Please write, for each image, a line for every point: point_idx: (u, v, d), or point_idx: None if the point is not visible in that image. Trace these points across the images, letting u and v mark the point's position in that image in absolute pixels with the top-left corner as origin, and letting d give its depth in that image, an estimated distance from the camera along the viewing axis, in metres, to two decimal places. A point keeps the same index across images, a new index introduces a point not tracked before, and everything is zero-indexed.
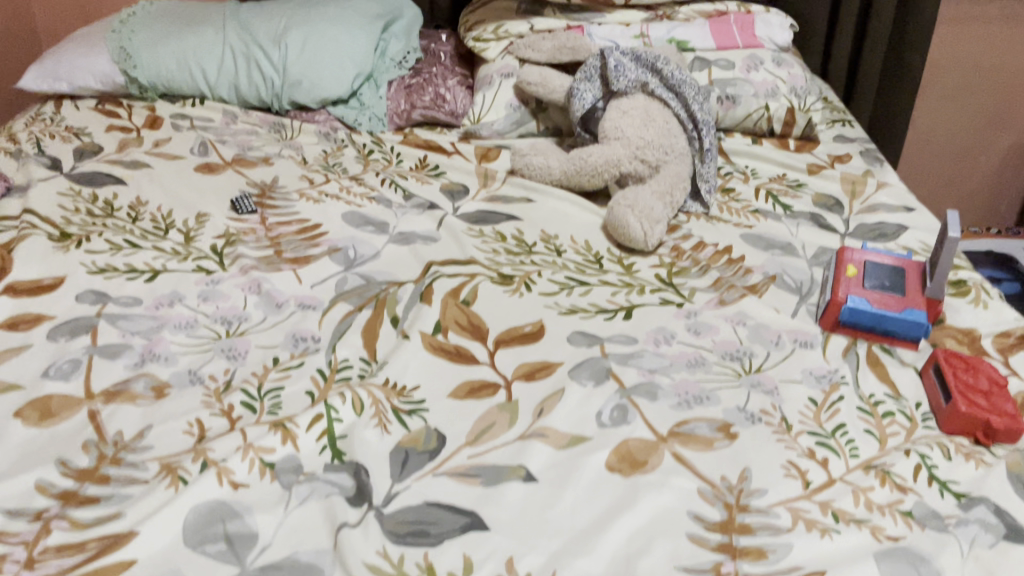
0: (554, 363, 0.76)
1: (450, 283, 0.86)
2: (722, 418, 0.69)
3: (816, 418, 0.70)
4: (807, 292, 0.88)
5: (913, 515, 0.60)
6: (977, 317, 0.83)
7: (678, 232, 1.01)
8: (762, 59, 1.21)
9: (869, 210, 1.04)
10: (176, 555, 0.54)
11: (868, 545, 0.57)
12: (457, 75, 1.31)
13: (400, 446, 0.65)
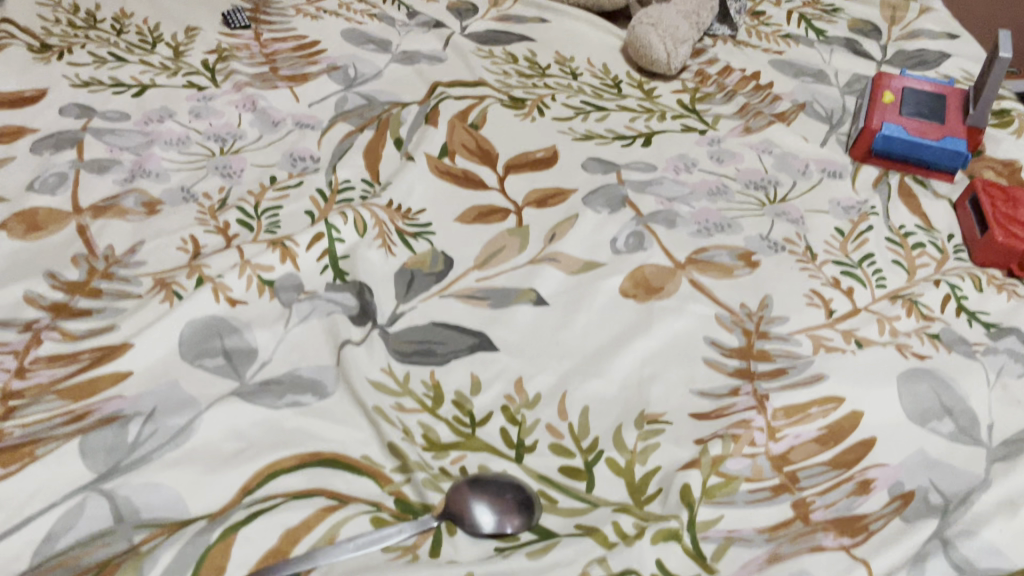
0: (568, 189, 0.71)
1: (457, 105, 0.81)
2: (743, 246, 0.66)
3: (842, 248, 0.66)
4: (838, 122, 0.83)
5: (941, 339, 0.58)
6: (1018, 150, 0.78)
7: (703, 57, 0.93)
8: None
9: (909, 37, 0.96)
10: (173, 367, 0.52)
11: (894, 367, 0.55)
12: None
13: (404, 267, 0.62)
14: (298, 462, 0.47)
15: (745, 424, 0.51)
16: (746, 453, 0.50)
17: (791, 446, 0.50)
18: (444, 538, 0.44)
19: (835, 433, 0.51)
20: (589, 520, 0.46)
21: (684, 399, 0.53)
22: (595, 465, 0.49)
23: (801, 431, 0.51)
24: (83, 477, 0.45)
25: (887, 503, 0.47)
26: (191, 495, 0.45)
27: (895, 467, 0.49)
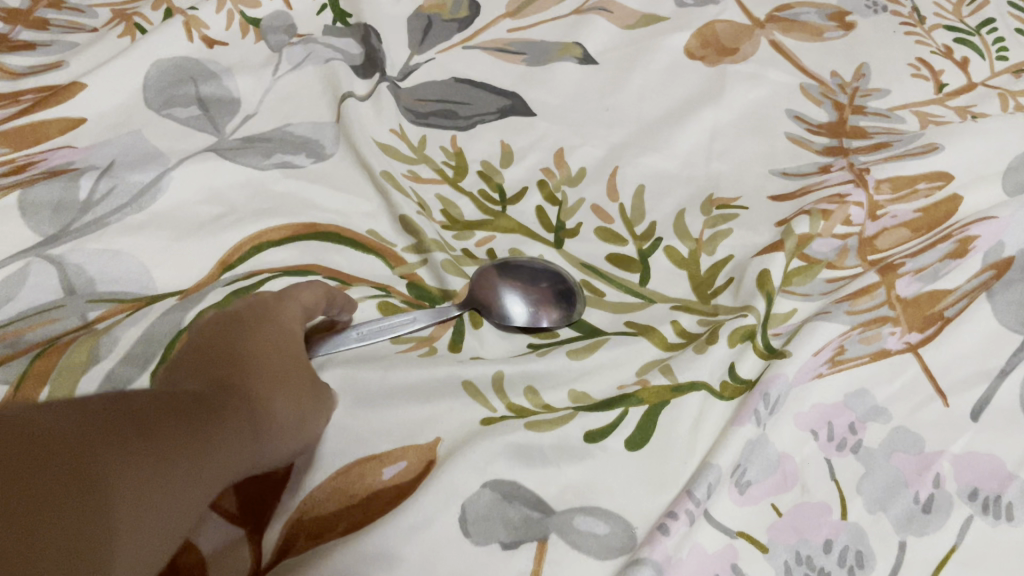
0: None
1: None
2: (836, 5, 0.54)
3: (955, 12, 0.54)
4: None
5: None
6: None
7: None
8: None
9: None
10: (136, 114, 0.42)
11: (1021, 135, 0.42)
12: None
13: (419, 11, 0.51)
14: (292, 233, 0.39)
15: (840, 196, 0.41)
16: (837, 234, 0.41)
17: (882, 231, 0.41)
18: (467, 331, 0.37)
19: (932, 215, 0.41)
20: (641, 319, 0.38)
21: (762, 178, 0.44)
22: (651, 256, 0.40)
23: (900, 210, 0.41)
24: (23, 238, 0.36)
25: (977, 274, 0.38)
26: (158, 266, 0.37)
27: (1004, 221, 0.39)
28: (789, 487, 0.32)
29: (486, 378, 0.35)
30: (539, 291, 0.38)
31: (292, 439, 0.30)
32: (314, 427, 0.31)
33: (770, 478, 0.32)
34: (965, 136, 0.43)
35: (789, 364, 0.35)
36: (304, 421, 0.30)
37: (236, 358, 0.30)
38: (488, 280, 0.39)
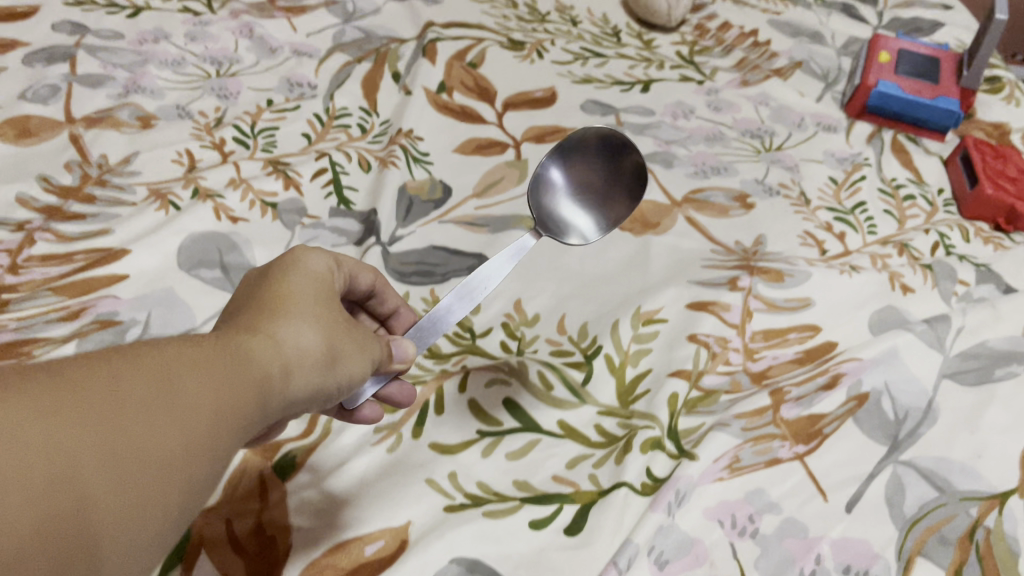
0: (567, 129, 0.71)
1: (456, 45, 0.80)
2: (738, 189, 0.66)
3: (835, 196, 0.67)
4: (835, 81, 0.83)
5: (931, 268, 0.59)
6: (1009, 113, 0.79)
7: (702, 12, 0.94)
8: None
9: (905, 6, 0.97)
10: (169, 274, 0.51)
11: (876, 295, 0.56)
12: None
13: (404, 191, 0.62)
14: None
15: (723, 342, 0.51)
16: (722, 370, 0.50)
17: (768, 366, 0.51)
18: (429, 416, 0.45)
19: (809, 356, 0.52)
20: (570, 419, 0.46)
21: (677, 300, 0.53)
22: (594, 358, 0.50)
23: (775, 353, 0.52)
24: None
25: (844, 402, 0.48)
26: None
27: (865, 363, 0.50)
28: (700, 564, 0.40)
29: (442, 476, 0.42)
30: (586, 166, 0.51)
31: (322, 369, 0.32)
32: (336, 374, 0.33)
33: (684, 557, 0.40)
34: (828, 308, 0.55)
35: (694, 465, 0.43)
36: (329, 368, 0.33)
37: (262, 311, 0.32)
38: (553, 204, 0.50)
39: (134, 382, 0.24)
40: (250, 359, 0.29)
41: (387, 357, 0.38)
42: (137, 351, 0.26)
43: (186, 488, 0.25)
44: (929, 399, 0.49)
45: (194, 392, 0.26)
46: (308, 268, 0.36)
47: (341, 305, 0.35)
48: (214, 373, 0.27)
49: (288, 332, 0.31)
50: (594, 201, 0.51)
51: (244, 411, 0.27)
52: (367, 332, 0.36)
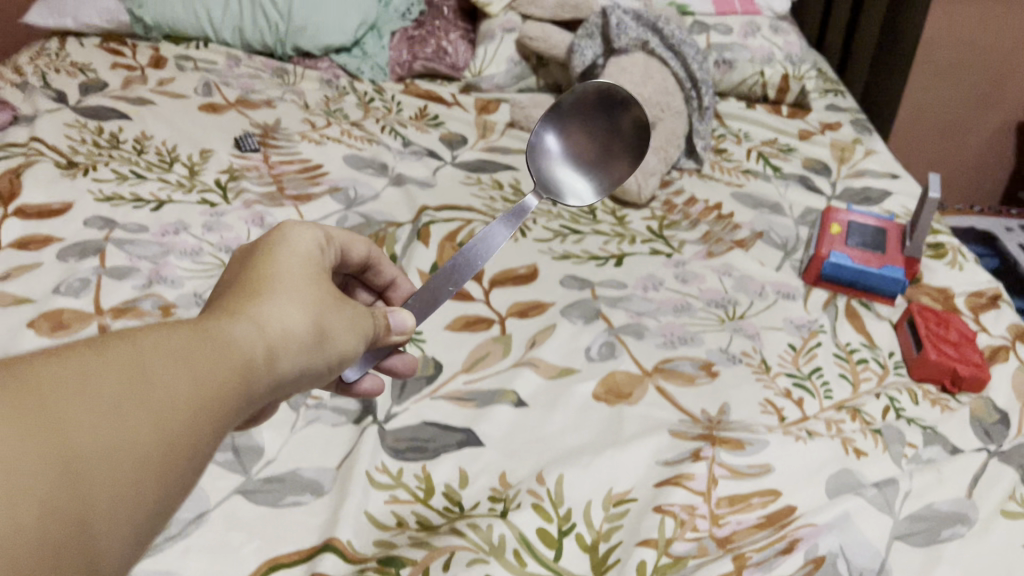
0: (547, 303, 0.78)
1: (447, 227, 0.89)
2: (704, 358, 0.72)
3: (793, 362, 0.73)
4: (792, 249, 0.92)
5: (880, 433, 0.65)
6: (953, 277, 0.87)
7: (670, 188, 1.04)
8: (759, 26, 1.27)
9: (856, 176, 1.07)
10: None
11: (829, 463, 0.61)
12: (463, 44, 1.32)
13: None
14: (297, 556, 0.51)
15: (689, 511, 0.56)
16: (690, 537, 0.55)
17: (732, 531, 0.56)
18: None
19: (771, 520, 0.56)
20: None
21: (647, 476, 0.59)
22: (566, 537, 0.54)
23: (738, 519, 0.56)
24: None
25: (802, 565, 0.52)
26: None
27: (821, 527, 0.55)
28: None
29: None
30: (587, 132, 0.64)
31: (306, 346, 0.37)
32: (322, 352, 0.38)
33: None
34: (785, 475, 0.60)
35: None
36: (315, 343, 0.37)
37: (244, 299, 0.36)
38: (556, 172, 0.63)
39: (119, 374, 0.28)
40: (231, 346, 0.33)
41: (385, 329, 0.44)
42: (120, 341, 0.29)
43: (181, 462, 0.29)
44: (882, 561, 0.54)
45: (176, 377, 0.30)
46: (294, 251, 0.41)
47: (326, 284, 0.40)
48: (195, 361, 0.31)
49: (269, 318, 0.36)
50: (596, 163, 0.64)
51: (229, 392, 0.32)
52: (352, 308, 0.41)
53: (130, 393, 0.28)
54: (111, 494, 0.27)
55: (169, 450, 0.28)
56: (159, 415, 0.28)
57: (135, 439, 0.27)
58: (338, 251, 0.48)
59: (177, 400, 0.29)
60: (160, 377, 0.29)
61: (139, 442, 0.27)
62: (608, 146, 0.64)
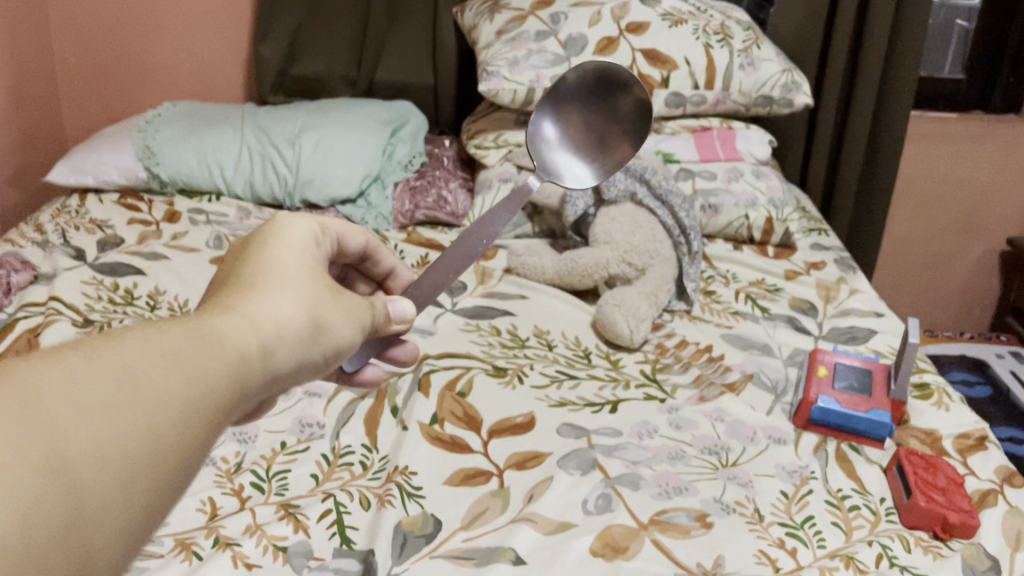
0: (544, 453, 0.81)
1: (446, 376, 0.91)
2: (698, 508, 0.74)
3: (786, 510, 0.75)
4: (782, 391, 0.94)
5: None
6: (940, 418, 0.89)
7: (662, 330, 1.08)
8: (742, 171, 1.34)
9: (842, 314, 1.11)
10: None
11: None
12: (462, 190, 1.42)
13: (399, 527, 0.69)
14: None
15: None
16: None
17: None
18: None
19: None
20: None
21: None
22: None
23: None
24: None
25: None
26: None
27: None
28: None
29: None
30: (589, 115, 0.71)
31: (298, 339, 0.39)
32: (314, 345, 0.40)
33: None
34: None
35: None
36: (308, 338, 0.40)
37: (234, 300, 0.38)
38: (561, 152, 0.70)
39: (113, 369, 0.30)
40: (225, 341, 0.35)
41: (388, 319, 0.49)
42: (108, 345, 0.31)
43: (181, 453, 0.31)
44: None
45: (165, 375, 0.31)
46: (285, 247, 0.43)
47: (318, 279, 0.43)
48: (186, 358, 0.32)
49: (262, 313, 0.38)
50: (600, 145, 0.71)
51: (225, 384, 0.34)
52: (342, 301, 0.44)
53: (126, 386, 0.30)
54: (111, 485, 0.28)
55: (168, 439, 0.30)
56: (156, 406, 0.30)
57: (128, 434, 0.29)
58: (334, 238, 0.52)
59: (173, 392, 0.31)
60: (154, 369, 0.31)
61: (138, 432, 0.29)
62: (612, 125, 0.71)
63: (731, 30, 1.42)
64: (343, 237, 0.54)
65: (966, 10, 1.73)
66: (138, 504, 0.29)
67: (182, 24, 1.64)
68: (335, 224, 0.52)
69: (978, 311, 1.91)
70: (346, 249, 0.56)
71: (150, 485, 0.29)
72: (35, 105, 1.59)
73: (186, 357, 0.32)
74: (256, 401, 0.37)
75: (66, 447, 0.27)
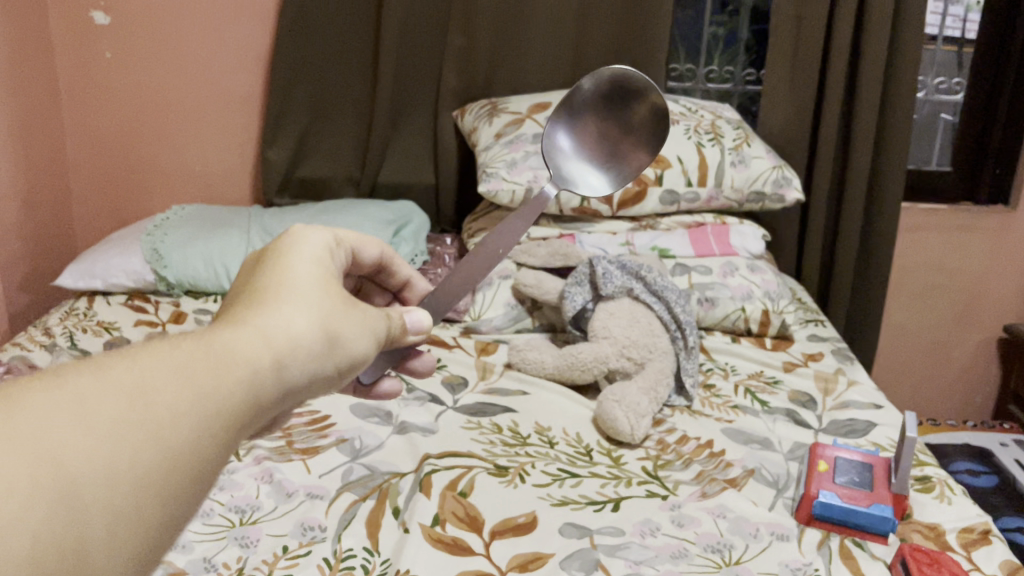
0: (546, 554, 0.80)
1: (447, 476, 0.92)
2: None
3: None
4: (784, 486, 0.94)
5: None
6: (943, 512, 0.89)
7: (663, 425, 1.08)
8: (737, 265, 1.37)
9: (841, 406, 1.12)
10: None
11: None
12: None
13: None
14: None
15: None
16: None
17: None
18: None
19: None
20: None
21: None
22: None
23: None
24: None
25: None
26: None
27: None
28: None
29: None
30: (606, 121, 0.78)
31: (308, 357, 0.43)
32: (325, 360, 0.45)
33: None
34: None
35: None
36: (318, 355, 0.44)
37: (250, 319, 0.43)
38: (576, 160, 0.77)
39: (128, 384, 0.34)
40: (236, 358, 0.39)
41: (405, 329, 0.56)
42: (123, 364, 0.35)
43: (194, 459, 0.35)
44: None
45: (176, 391, 0.35)
46: (300, 268, 0.48)
47: (331, 296, 0.47)
48: (197, 374, 0.37)
49: (275, 330, 0.42)
50: (614, 152, 0.78)
51: (235, 397, 0.38)
52: (351, 318, 0.48)
53: (141, 401, 0.34)
54: (128, 491, 0.32)
55: (178, 449, 0.34)
56: (167, 418, 0.34)
57: (141, 445, 0.33)
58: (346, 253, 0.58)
59: (184, 404, 0.35)
60: (168, 384, 0.35)
61: (150, 441, 0.33)
62: (628, 130, 0.78)
63: (721, 129, 1.48)
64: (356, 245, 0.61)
65: (950, 105, 1.78)
66: (153, 508, 0.33)
67: (192, 131, 1.71)
68: (349, 236, 0.59)
69: (980, 399, 1.91)
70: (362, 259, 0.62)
71: (163, 491, 0.33)
72: (48, 210, 1.63)
73: (197, 376, 0.37)
74: (271, 411, 0.41)
75: (82, 459, 0.31)
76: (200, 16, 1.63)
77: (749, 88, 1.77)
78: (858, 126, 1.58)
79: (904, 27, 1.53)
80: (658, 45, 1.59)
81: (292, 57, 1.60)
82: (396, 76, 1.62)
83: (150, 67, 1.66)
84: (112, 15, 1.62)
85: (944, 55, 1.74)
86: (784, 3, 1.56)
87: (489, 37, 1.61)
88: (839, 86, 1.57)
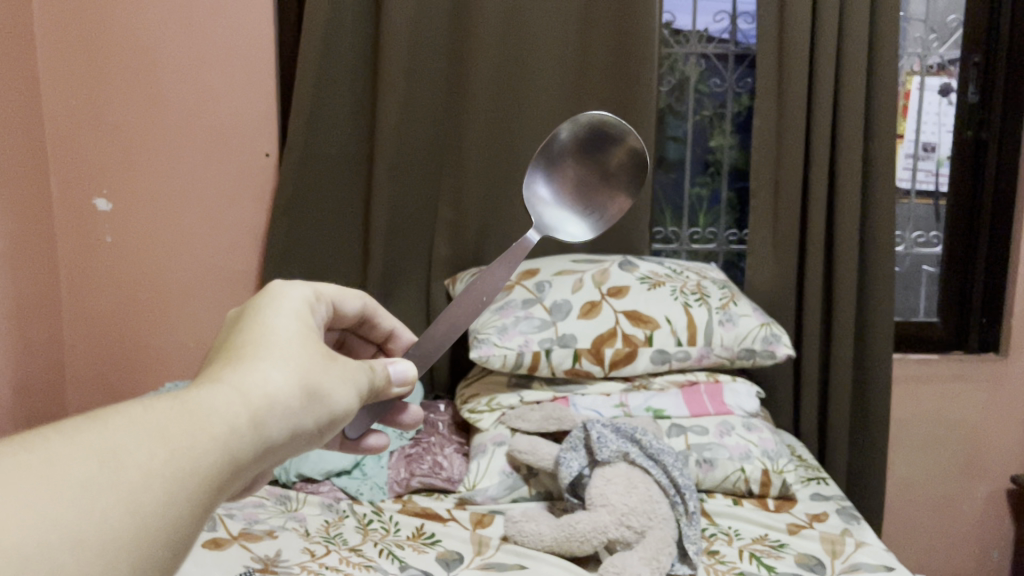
0: None
1: None
2: None
3: None
4: None
5: None
6: None
7: None
8: (733, 424, 1.36)
9: (851, 570, 1.08)
10: None
11: None
12: (459, 456, 1.42)
13: None
14: None
15: None
16: None
17: None
18: None
19: None
20: None
21: None
22: None
23: None
24: None
25: None
26: None
27: None
28: None
29: None
30: (587, 168, 0.93)
31: (282, 414, 0.50)
32: (300, 416, 0.51)
33: None
34: None
35: None
36: (295, 412, 0.51)
37: (227, 377, 0.49)
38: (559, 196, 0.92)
39: (96, 453, 0.39)
40: (213, 419, 0.45)
41: (388, 379, 0.64)
42: (94, 434, 0.40)
43: (166, 513, 0.39)
44: None
45: (148, 453, 0.40)
46: (278, 332, 0.55)
47: (309, 355, 0.54)
48: (170, 437, 0.42)
49: (256, 389, 0.49)
50: (597, 189, 0.92)
51: (207, 456, 0.43)
52: (321, 377, 0.54)
53: (110, 464, 0.39)
54: (106, 543, 0.36)
55: (150, 506, 0.39)
56: (137, 480, 0.39)
57: (113, 501, 0.38)
58: (326, 306, 0.67)
59: (157, 464, 0.40)
60: (137, 445, 0.40)
61: (121, 499, 0.38)
62: (607, 176, 0.92)
63: (708, 289, 1.51)
64: (335, 299, 0.70)
65: (931, 256, 1.82)
66: (123, 568, 0.37)
67: (188, 307, 1.74)
68: (325, 290, 0.67)
69: (996, 555, 1.85)
70: (345, 312, 0.72)
71: (134, 548, 0.37)
72: (40, 389, 1.63)
73: (167, 439, 0.42)
74: (248, 466, 0.46)
75: (51, 528, 0.35)
76: (198, 198, 1.69)
77: (733, 246, 1.82)
78: (841, 281, 1.61)
79: (876, 186, 1.60)
80: (642, 210, 1.66)
81: (288, 233, 1.66)
82: (388, 247, 1.67)
83: (148, 247, 1.71)
84: (113, 200, 1.68)
85: (920, 208, 1.80)
86: (761, 167, 1.64)
87: (479, 206, 1.67)
88: (818, 241, 1.62)
